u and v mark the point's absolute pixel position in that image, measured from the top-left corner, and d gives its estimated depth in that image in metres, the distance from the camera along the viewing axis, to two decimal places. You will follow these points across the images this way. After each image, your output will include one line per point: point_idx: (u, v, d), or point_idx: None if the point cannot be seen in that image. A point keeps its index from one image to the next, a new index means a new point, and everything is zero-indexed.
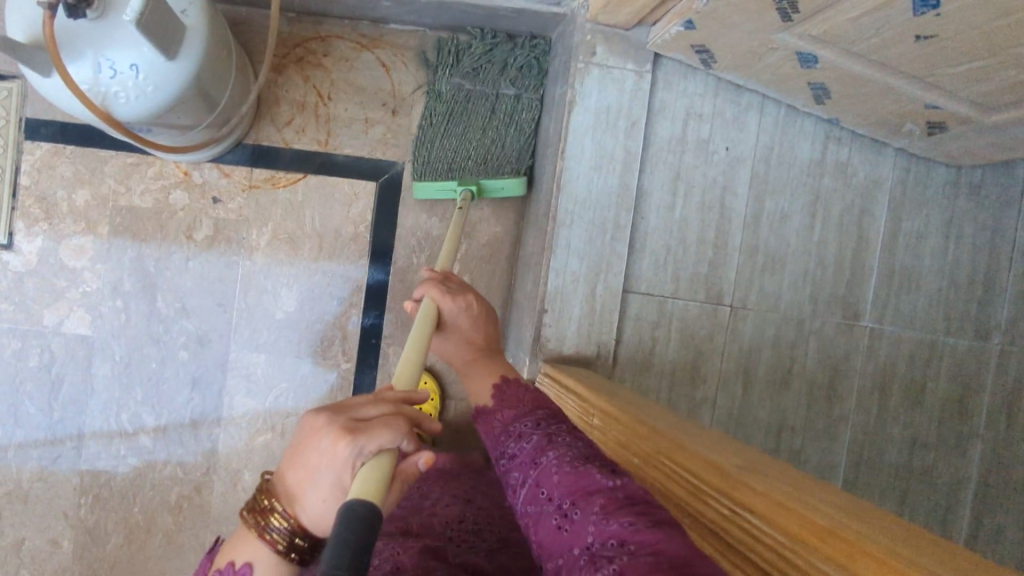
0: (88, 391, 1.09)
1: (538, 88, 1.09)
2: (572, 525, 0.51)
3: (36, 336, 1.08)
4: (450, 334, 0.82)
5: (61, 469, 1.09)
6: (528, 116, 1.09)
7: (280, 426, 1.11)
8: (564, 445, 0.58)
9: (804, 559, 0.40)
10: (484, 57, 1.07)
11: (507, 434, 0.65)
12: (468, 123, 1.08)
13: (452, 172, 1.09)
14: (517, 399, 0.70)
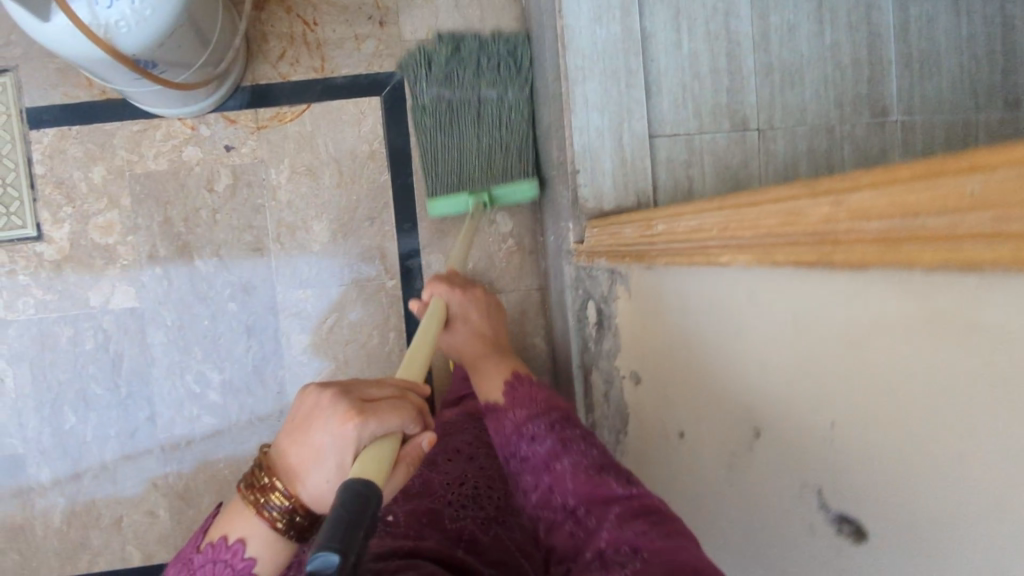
0: (149, 362, 1.10)
1: (523, 86, 1.07)
2: (583, 532, 0.54)
3: (87, 319, 1.09)
4: (460, 324, 0.83)
5: (142, 442, 1.11)
6: (519, 114, 1.07)
7: (342, 355, 1.12)
8: (580, 450, 0.59)
9: (913, 193, 0.38)
10: (454, 62, 1.05)
11: (518, 432, 0.65)
12: (461, 130, 1.05)
13: (463, 182, 1.06)
14: (528, 395, 0.68)
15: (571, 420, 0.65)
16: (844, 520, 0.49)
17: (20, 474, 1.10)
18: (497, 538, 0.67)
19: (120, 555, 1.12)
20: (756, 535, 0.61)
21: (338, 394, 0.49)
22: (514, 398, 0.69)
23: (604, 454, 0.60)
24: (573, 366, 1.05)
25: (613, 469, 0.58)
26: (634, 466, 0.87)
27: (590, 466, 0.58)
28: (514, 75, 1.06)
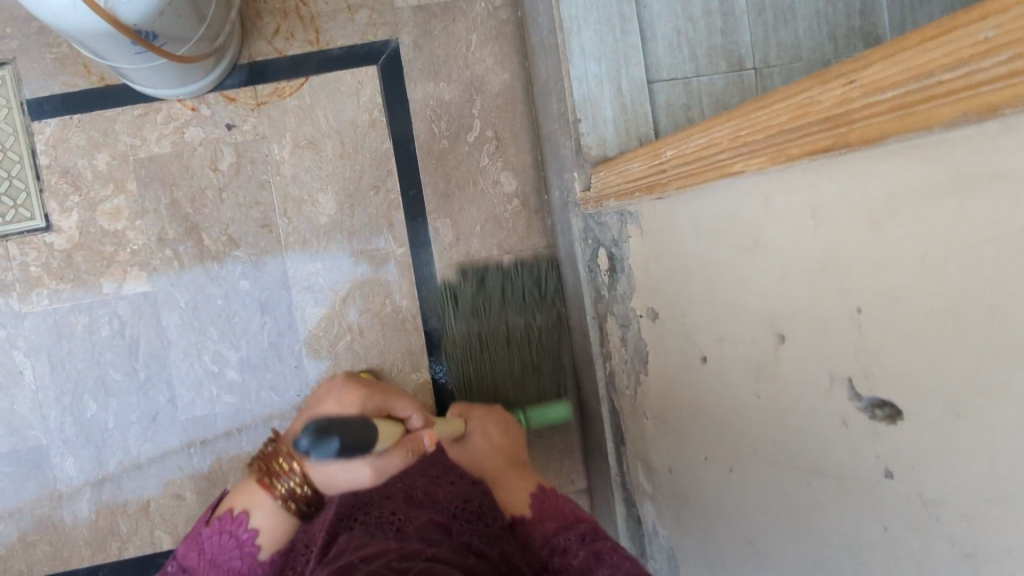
0: (166, 345, 1.11)
1: (547, 309, 1.13)
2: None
3: (101, 306, 1.10)
4: (477, 437, 0.81)
5: (163, 425, 1.11)
6: (545, 338, 1.12)
7: (356, 325, 1.13)
8: (614, 563, 0.58)
9: (926, 55, 0.39)
10: (479, 295, 1.11)
11: (546, 544, 0.65)
12: (492, 356, 1.10)
13: (496, 393, 1.10)
14: (556, 508, 0.68)
15: (601, 532, 0.64)
16: (877, 403, 0.48)
17: (44, 466, 1.09)
18: (502, 554, 0.65)
19: (150, 541, 1.11)
20: (784, 446, 0.59)
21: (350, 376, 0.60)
22: (541, 508, 0.69)
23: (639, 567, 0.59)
24: (586, 317, 1.06)
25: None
26: (652, 403, 0.87)
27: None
28: (539, 300, 1.12)
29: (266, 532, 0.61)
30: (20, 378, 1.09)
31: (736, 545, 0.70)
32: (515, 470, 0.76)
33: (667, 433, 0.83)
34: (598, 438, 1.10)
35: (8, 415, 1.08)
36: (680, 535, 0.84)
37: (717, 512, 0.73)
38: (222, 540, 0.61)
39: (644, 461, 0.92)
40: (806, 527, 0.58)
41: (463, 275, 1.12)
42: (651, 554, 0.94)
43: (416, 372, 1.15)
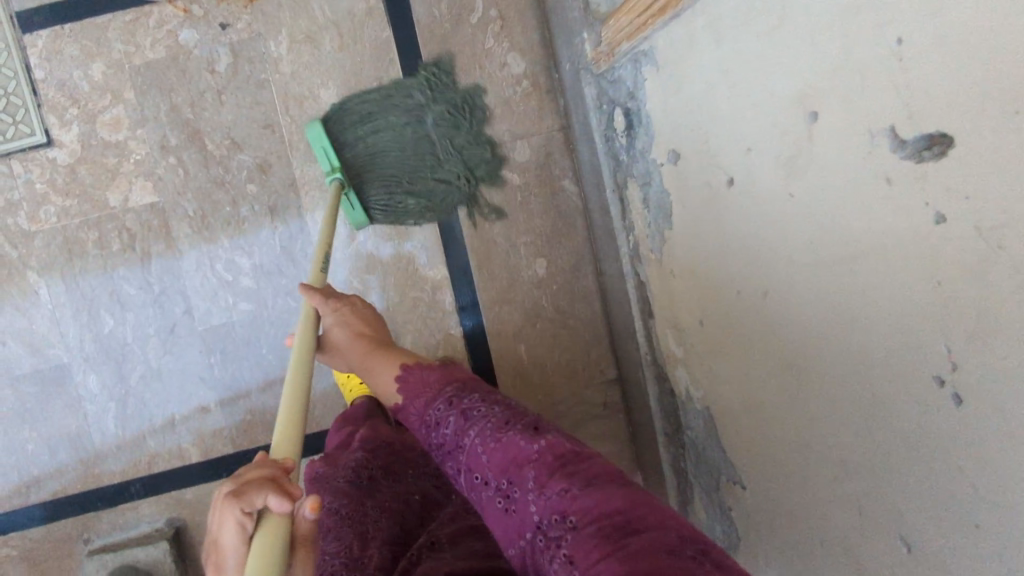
0: (177, 256, 1.09)
1: (370, 105, 1.05)
2: (516, 504, 0.54)
3: (109, 220, 1.08)
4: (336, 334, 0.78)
5: (182, 337, 1.10)
6: (392, 116, 1.06)
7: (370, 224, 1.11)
8: (481, 417, 0.60)
9: None
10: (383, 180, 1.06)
11: (426, 424, 0.64)
12: (407, 161, 1.06)
13: (426, 154, 1.07)
14: (421, 381, 0.67)
15: (467, 387, 0.64)
16: (925, 143, 0.42)
17: (67, 384, 1.09)
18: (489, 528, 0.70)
19: (179, 453, 1.11)
20: (820, 239, 0.55)
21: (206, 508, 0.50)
22: (407, 391, 0.68)
23: (507, 409, 0.60)
24: (605, 192, 1.02)
25: (517, 419, 0.59)
26: (678, 258, 0.83)
27: (495, 431, 0.58)
28: (374, 106, 1.05)
29: None
30: (36, 298, 1.08)
31: (772, 371, 0.67)
32: (375, 351, 0.75)
33: (695, 283, 0.79)
34: (624, 321, 1.06)
35: (27, 335, 1.08)
36: (718, 386, 0.80)
37: (752, 344, 0.69)
38: None
39: (673, 324, 0.89)
40: (848, 318, 0.53)
41: (382, 189, 1.07)
42: (687, 423, 0.92)
43: (433, 269, 1.12)
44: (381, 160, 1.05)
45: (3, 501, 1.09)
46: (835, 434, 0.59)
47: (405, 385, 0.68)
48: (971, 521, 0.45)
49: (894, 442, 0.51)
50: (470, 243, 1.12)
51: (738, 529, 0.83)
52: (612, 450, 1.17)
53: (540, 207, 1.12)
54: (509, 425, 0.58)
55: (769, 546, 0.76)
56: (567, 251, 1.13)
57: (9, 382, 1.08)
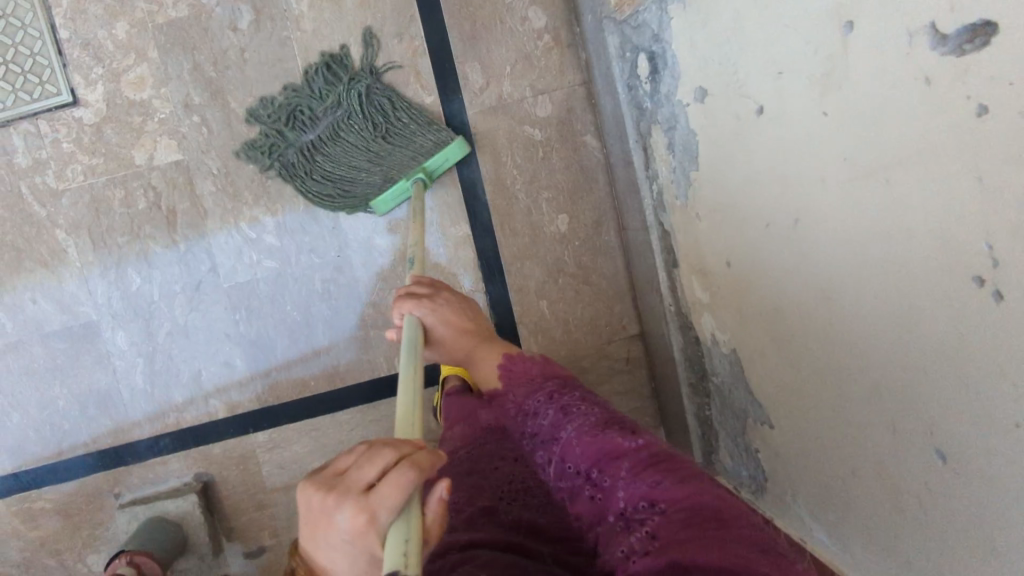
0: (202, 214, 1.10)
1: (315, 177, 1.07)
2: (603, 491, 0.59)
3: (135, 178, 1.09)
4: (439, 331, 0.85)
5: (208, 294, 1.11)
6: (322, 167, 1.07)
7: None
8: (581, 414, 0.65)
9: None
10: (383, 135, 1.06)
11: (523, 411, 0.73)
12: (350, 134, 1.06)
13: (332, 123, 1.06)
14: (525, 375, 0.77)
15: (568, 389, 0.71)
16: (967, 35, 0.42)
17: (96, 340, 1.11)
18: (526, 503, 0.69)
19: (206, 408, 1.13)
20: (852, 154, 0.54)
21: (337, 463, 0.51)
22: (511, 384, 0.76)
23: (604, 414, 0.65)
24: (628, 143, 1.01)
25: (615, 421, 0.63)
26: (704, 200, 0.82)
27: (592, 427, 0.63)
28: (314, 171, 1.07)
29: None
30: (65, 257, 1.10)
31: (802, 299, 0.66)
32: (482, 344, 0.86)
33: (721, 223, 0.79)
34: (648, 275, 1.07)
35: (57, 293, 1.10)
36: (745, 326, 0.80)
37: (781, 274, 0.69)
38: None
39: (699, 270, 0.89)
40: (883, 232, 0.53)
41: (403, 129, 1.07)
42: (712, 370, 0.92)
43: (455, 227, 1.12)
44: (371, 152, 1.05)
45: (37, 455, 1.13)
46: (869, 354, 0.58)
47: (509, 375, 0.78)
48: (1011, 419, 0.45)
49: (927, 351, 0.51)
50: (492, 199, 1.12)
51: (765, 469, 0.84)
52: (635, 405, 1.18)
53: (562, 163, 1.12)
54: (607, 425, 0.62)
55: (796, 481, 0.77)
56: (589, 206, 1.13)
57: (40, 338, 1.11)
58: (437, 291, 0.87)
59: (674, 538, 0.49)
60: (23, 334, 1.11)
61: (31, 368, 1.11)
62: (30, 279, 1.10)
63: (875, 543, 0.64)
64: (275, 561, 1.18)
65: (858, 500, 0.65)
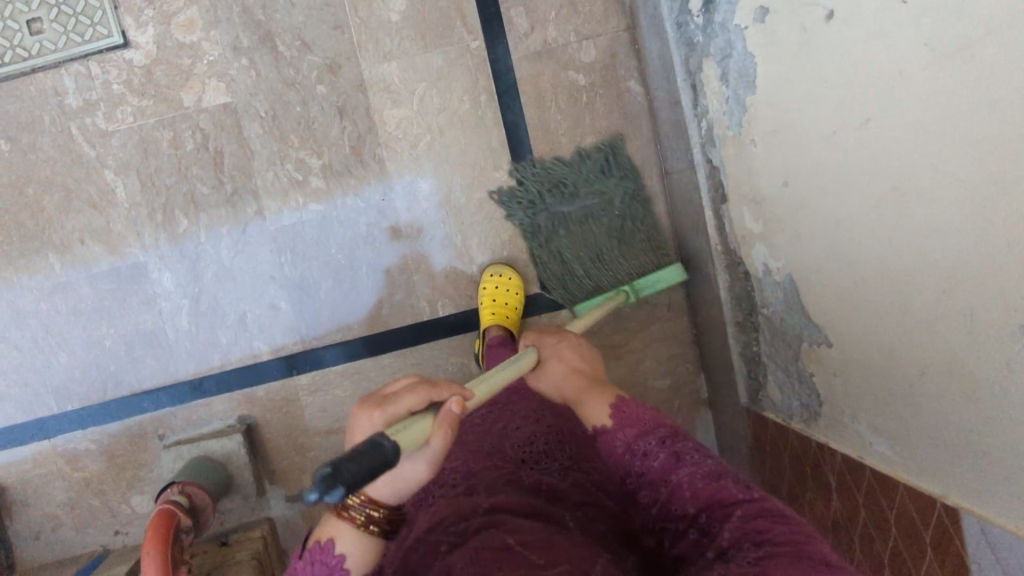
0: (249, 155, 1.11)
1: (547, 249, 1.12)
2: (705, 534, 0.54)
3: (183, 120, 1.10)
4: (551, 365, 0.79)
5: (255, 236, 1.12)
6: (556, 242, 1.12)
7: (435, 125, 1.12)
8: (696, 461, 0.58)
9: None
10: (620, 237, 1.10)
11: (627, 449, 0.64)
12: (597, 227, 1.10)
13: (585, 210, 1.11)
14: (636, 415, 0.66)
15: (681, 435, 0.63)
16: None
17: (143, 282, 1.13)
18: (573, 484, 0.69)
19: (250, 350, 1.15)
20: (935, 40, 0.56)
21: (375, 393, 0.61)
22: (618, 417, 0.67)
23: (720, 465, 0.59)
24: (676, 83, 1.02)
25: (731, 474, 0.57)
26: (761, 125, 0.83)
27: (708, 475, 0.57)
28: (547, 243, 1.12)
29: (355, 556, 0.58)
30: (113, 198, 1.11)
31: (872, 202, 0.68)
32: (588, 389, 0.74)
33: (780, 144, 0.80)
34: (694, 217, 1.07)
35: (105, 234, 1.11)
36: (802, 248, 0.81)
37: (847, 181, 0.70)
38: (313, 567, 0.58)
39: (752, 200, 0.89)
40: (964, 115, 0.55)
41: (637, 240, 1.11)
42: (764, 302, 0.94)
43: (499, 171, 1.13)
44: (608, 253, 1.10)
45: (83, 395, 1.14)
46: (935, 241, 0.61)
47: (618, 412, 0.67)
48: None
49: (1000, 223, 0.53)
50: (535, 143, 1.13)
51: (821, 394, 0.86)
52: (676, 352, 1.20)
53: (606, 108, 1.13)
54: (725, 475, 0.56)
55: (855, 397, 0.78)
56: (632, 153, 1.14)
57: (87, 279, 1.12)
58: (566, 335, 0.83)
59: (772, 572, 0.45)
60: (71, 275, 1.12)
61: (79, 309, 1.13)
62: (79, 219, 1.11)
63: (943, 439, 0.66)
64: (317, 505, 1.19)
65: (927, 397, 0.67)
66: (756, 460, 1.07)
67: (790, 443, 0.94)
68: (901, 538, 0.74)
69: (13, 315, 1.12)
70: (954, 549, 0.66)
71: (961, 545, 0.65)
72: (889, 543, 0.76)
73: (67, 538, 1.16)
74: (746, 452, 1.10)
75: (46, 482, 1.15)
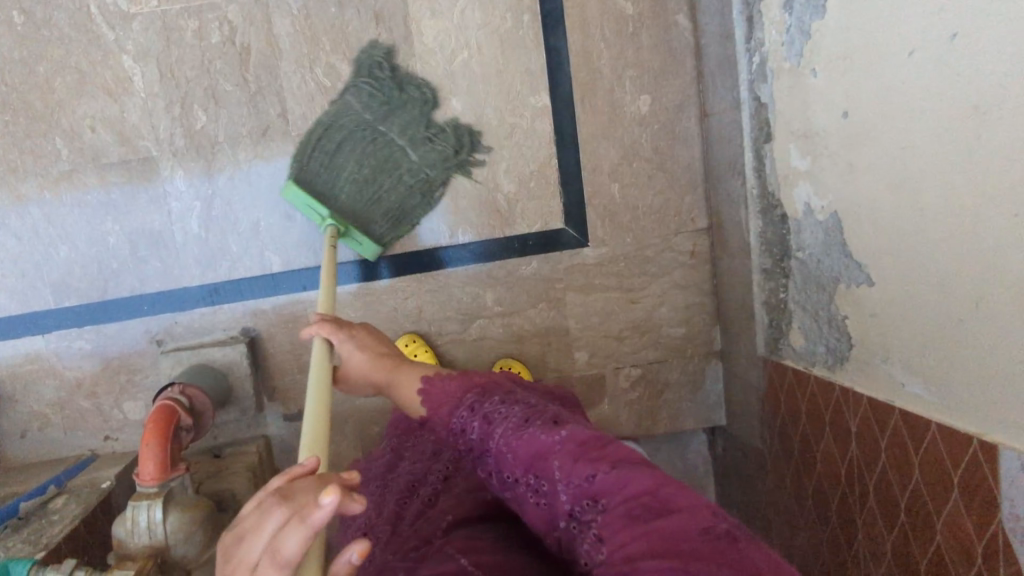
0: (277, 53, 1.06)
1: (408, 179, 1.05)
2: (546, 497, 0.54)
3: (211, 11, 1.04)
4: (348, 366, 0.77)
5: (275, 140, 1.08)
6: (402, 178, 1.05)
7: (475, 41, 1.07)
8: (502, 418, 0.60)
9: None
10: (323, 172, 1.04)
11: (452, 431, 0.66)
12: (351, 179, 1.03)
13: (332, 195, 1.04)
14: (445, 392, 0.69)
15: (492, 393, 0.65)
16: None
17: (154, 178, 1.08)
18: None
19: (258, 262, 1.11)
20: None
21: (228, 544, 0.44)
22: (433, 401, 0.69)
23: (528, 409, 0.60)
24: (731, 15, 0.98)
25: (536, 415, 0.59)
26: (825, 53, 0.78)
27: (516, 429, 0.58)
28: (416, 183, 1.06)
29: None
30: (130, 85, 1.05)
31: (933, 130, 0.63)
32: (391, 368, 0.75)
33: (846, 70, 0.75)
34: (730, 158, 1.03)
35: (118, 123, 1.06)
36: (851, 185, 0.77)
37: (922, 99, 0.64)
38: None
39: (802, 135, 0.85)
40: None
41: (316, 167, 1.04)
42: (799, 244, 0.91)
43: (535, 96, 1.09)
44: (351, 149, 1.02)
45: (81, 292, 1.09)
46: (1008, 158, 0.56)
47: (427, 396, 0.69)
48: None
49: None
50: (576, 71, 1.09)
51: (848, 337, 0.82)
52: (694, 301, 1.17)
53: (650, 41, 1.09)
54: (529, 422, 0.57)
55: (890, 337, 0.74)
56: (672, 91, 1.11)
57: (95, 169, 1.07)
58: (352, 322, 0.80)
59: (609, 529, 0.46)
60: (77, 164, 1.07)
61: (84, 200, 1.07)
62: (91, 105, 1.05)
63: (985, 373, 0.61)
64: None
65: (977, 330, 0.61)
66: (767, 412, 1.04)
67: (810, 389, 0.90)
68: (923, 478, 0.69)
69: (12, 200, 1.06)
70: (985, 489, 0.61)
71: (994, 484, 0.60)
72: (910, 486, 0.72)
73: (54, 438, 1.12)
74: (757, 405, 1.08)
75: (35, 379, 1.11)
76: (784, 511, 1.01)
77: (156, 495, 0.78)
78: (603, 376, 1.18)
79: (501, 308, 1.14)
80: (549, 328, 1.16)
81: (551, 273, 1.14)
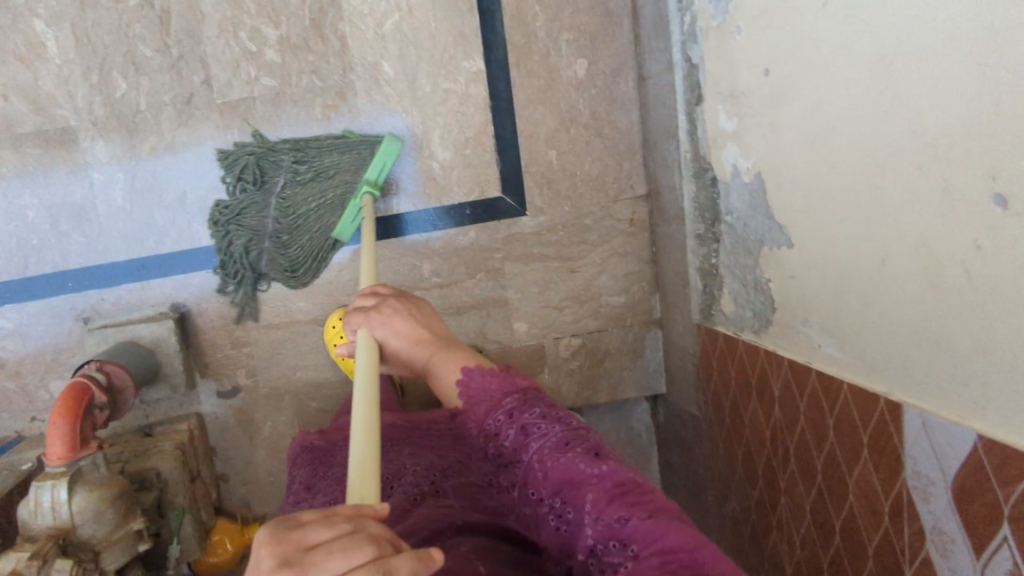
0: (199, 17, 1.01)
1: (281, 162, 1.04)
2: (569, 524, 0.51)
3: None
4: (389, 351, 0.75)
5: (199, 108, 1.04)
6: (285, 172, 1.04)
7: (406, 4, 1.04)
8: (542, 434, 0.56)
9: None
10: (315, 217, 1.05)
11: (483, 433, 0.61)
12: (315, 207, 1.04)
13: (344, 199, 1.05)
14: (487, 391, 0.64)
15: (531, 400, 0.61)
16: None
17: (74, 149, 1.03)
18: None
19: (186, 235, 1.07)
20: None
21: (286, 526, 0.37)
22: (470, 395, 0.65)
23: (571, 430, 0.56)
24: None
25: (578, 440, 0.55)
26: (749, 10, 0.76)
27: (555, 450, 0.54)
28: (280, 152, 1.03)
29: None
30: (43, 51, 1.00)
31: (846, 88, 0.62)
32: (429, 353, 0.73)
33: (768, 27, 0.73)
34: (665, 123, 1.01)
35: (32, 92, 1.01)
36: (773, 146, 0.75)
37: (836, 50, 0.62)
38: None
39: (729, 95, 0.84)
40: None
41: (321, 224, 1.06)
42: (727, 209, 0.89)
43: (468, 61, 1.06)
44: (284, 228, 1.05)
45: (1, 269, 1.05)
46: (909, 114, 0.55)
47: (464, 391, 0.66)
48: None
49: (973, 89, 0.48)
50: (510, 34, 1.06)
51: (771, 300, 0.82)
52: (633, 269, 1.16)
53: (586, 3, 1.06)
54: (572, 446, 0.54)
55: (808, 299, 0.73)
56: (609, 55, 1.08)
57: (10, 141, 1.02)
58: (391, 297, 0.77)
59: None
60: None
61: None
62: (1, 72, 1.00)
63: (890, 334, 0.60)
64: (250, 402, 1.14)
65: (882, 288, 0.61)
66: (702, 378, 1.04)
67: (739, 354, 0.89)
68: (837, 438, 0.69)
69: None
70: (890, 447, 0.61)
71: (899, 444, 0.60)
72: (826, 449, 0.71)
73: None
74: (693, 372, 1.07)
75: None
76: (717, 476, 1.01)
77: (62, 475, 0.76)
78: (543, 347, 1.17)
79: (438, 279, 1.12)
80: (488, 299, 1.14)
81: (488, 244, 1.12)
